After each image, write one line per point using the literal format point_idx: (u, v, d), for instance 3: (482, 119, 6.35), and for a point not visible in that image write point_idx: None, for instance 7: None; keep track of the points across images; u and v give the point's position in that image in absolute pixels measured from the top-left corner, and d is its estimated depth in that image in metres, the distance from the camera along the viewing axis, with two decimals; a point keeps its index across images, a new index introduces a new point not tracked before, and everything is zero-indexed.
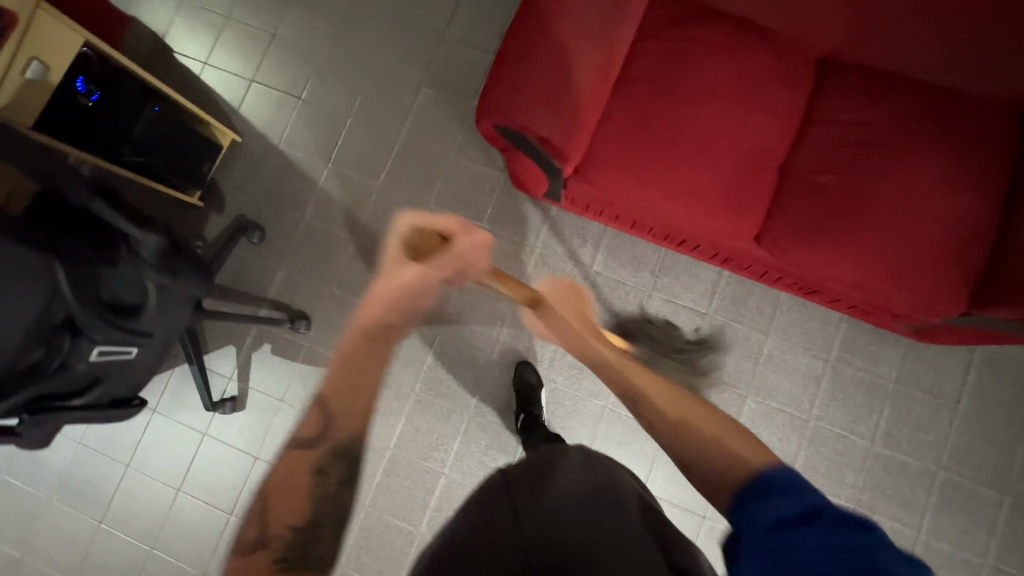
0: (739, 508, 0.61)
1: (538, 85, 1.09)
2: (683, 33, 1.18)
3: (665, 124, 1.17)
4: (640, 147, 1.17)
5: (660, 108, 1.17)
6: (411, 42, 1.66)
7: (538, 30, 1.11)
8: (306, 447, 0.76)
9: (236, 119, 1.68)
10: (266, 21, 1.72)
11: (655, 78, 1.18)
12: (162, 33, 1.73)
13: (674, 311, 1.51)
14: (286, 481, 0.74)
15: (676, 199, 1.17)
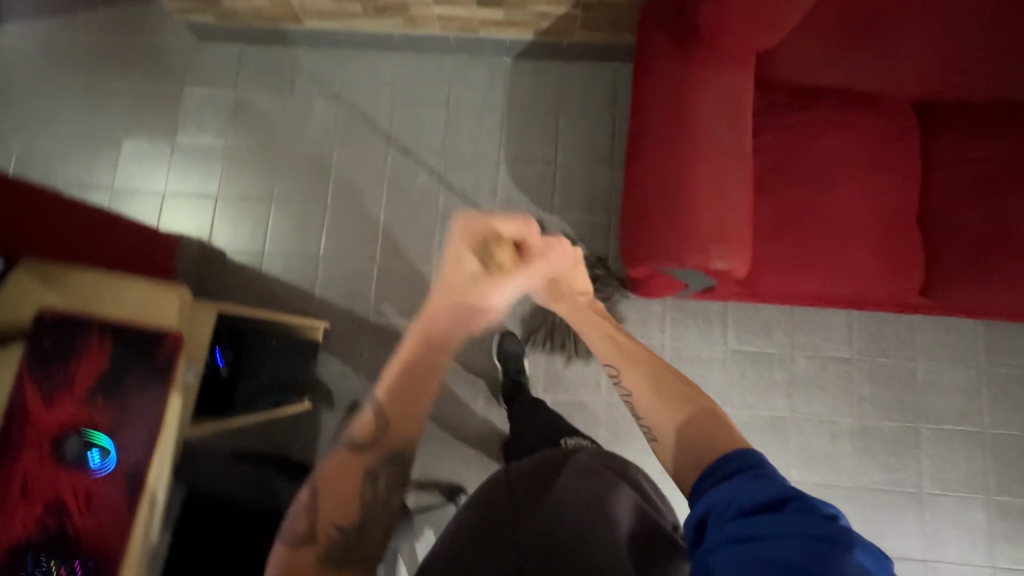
0: (712, 474, 0.68)
1: (709, 217, 1.02)
2: (791, 119, 1.18)
3: (800, 211, 1.17)
4: (789, 239, 1.16)
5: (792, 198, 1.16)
6: (470, 176, 1.64)
7: (681, 160, 1.04)
8: (360, 448, 0.79)
9: (315, 302, 1.60)
10: (312, 195, 1.66)
11: (776, 169, 1.17)
12: (208, 236, 1.64)
13: (820, 365, 1.50)
14: (339, 472, 0.79)
15: (832, 280, 1.17)
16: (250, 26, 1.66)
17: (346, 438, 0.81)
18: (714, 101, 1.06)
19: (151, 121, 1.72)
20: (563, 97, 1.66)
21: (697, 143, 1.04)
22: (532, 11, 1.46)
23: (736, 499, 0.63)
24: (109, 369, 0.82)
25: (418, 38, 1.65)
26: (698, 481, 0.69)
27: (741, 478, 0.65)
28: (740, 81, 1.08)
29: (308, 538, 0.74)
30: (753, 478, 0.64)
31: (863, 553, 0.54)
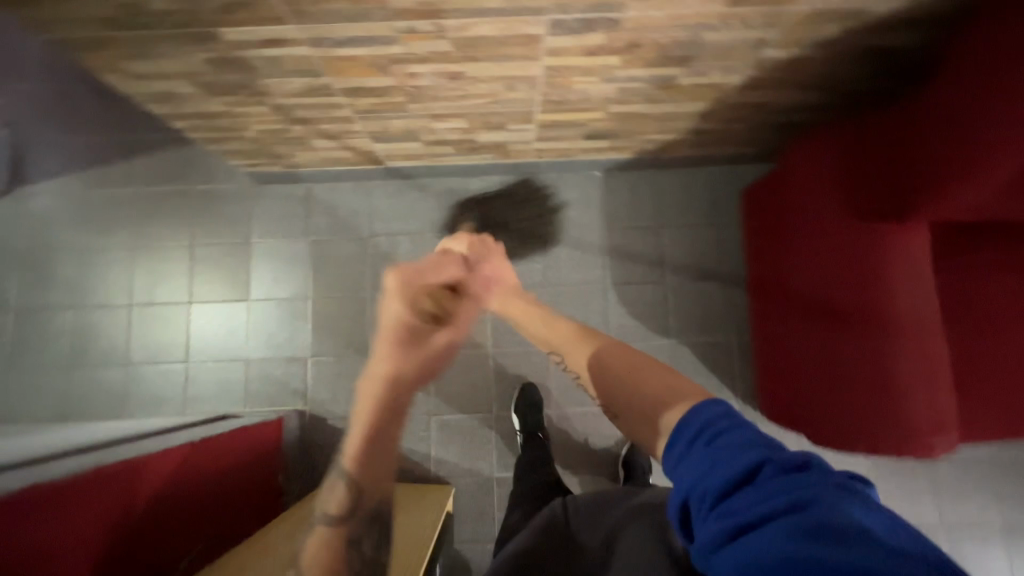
0: (676, 451, 0.61)
1: (924, 404, 1.00)
2: (977, 263, 1.12)
3: (1000, 360, 1.10)
4: (984, 391, 1.10)
5: (991, 347, 1.10)
6: (577, 305, 1.54)
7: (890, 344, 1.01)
8: (334, 521, 0.79)
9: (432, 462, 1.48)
10: None
11: (966, 318, 1.12)
12: (303, 402, 1.51)
13: (961, 468, 1.48)
14: (318, 553, 0.78)
15: None
16: (320, 169, 1.52)
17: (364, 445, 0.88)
18: (915, 273, 1.03)
19: (218, 279, 1.57)
20: (663, 210, 1.58)
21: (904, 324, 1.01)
22: (642, 139, 1.37)
23: (705, 478, 0.54)
24: None
25: (506, 165, 1.53)
26: (667, 468, 0.61)
27: (702, 441, 0.59)
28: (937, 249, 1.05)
29: None
30: (712, 440, 0.57)
31: (853, 507, 0.45)
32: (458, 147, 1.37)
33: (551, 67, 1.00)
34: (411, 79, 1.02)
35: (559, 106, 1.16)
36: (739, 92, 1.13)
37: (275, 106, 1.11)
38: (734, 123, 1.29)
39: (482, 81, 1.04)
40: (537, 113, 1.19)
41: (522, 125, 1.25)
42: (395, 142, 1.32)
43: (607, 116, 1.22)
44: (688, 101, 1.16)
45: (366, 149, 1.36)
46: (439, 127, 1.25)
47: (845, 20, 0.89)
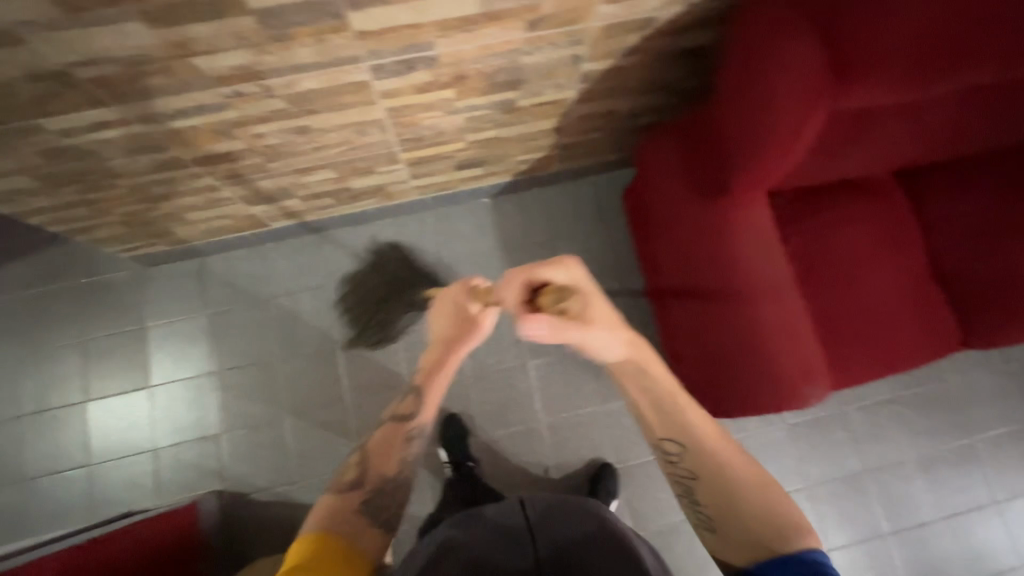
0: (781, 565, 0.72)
1: (787, 358, 1.07)
2: (810, 222, 1.23)
3: (845, 307, 1.20)
4: (839, 336, 1.19)
5: (836, 296, 1.20)
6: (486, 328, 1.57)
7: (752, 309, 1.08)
8: (350, 494, 0.91)
9: None
10: (323, 400, 1.51)
11: (813, 274, 1.21)
12: (223, 481, 1.45)
13: (871, 413, 1.56)
14: (320, 511, 0.87)
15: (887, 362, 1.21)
16: (207, 240, 1.51)
17: (390, 415, 1.06)
18: (760, 240, 1.09)
19: (115, 372, 1.51)
20: (555, 223, 1.64)
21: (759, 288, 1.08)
22: (513, 161, 1.44)
23: None
24: None
25: (394, 206, 1.57)
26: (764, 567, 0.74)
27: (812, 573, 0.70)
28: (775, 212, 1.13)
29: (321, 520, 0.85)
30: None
31: None
32: (338, 196, 1.40)
33: (392, 108, 1.05)
34: (260, 139, 1.05)
35: (418, 143, 1.21)
36: (582, 105, 1.22)
37: (131, 186, 1.11)
38: (590, 133, 1.38)
39: (332, 131, 1.08)
40: (400, 152, 1.24)
41: (391, 165, 1.30)
42: (271, 201, 1.33)
43: (469, 144, 1.28)
44: (539, 120, 1.24)
45: (246, 212, 1.37)
46: (310, 180, 1.28)
47: (641, 28, 0.99)
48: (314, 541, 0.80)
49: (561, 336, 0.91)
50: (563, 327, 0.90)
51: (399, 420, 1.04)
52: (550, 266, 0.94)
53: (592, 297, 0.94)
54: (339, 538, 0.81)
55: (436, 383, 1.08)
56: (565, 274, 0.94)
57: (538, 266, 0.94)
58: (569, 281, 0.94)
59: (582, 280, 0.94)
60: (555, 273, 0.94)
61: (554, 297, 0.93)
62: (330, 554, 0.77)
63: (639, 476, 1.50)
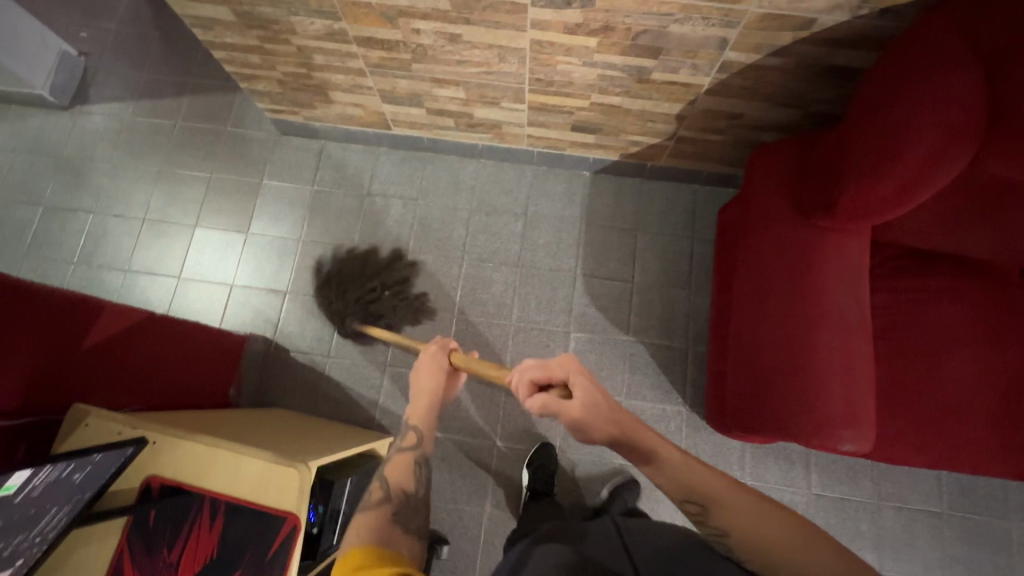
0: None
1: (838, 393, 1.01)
2: (908, 286, 1.17)
3: (919, 379, 1.12)
4: (902, 406, 1.11)
5: (914, 365, 1.12)
6: (543, 289, 1.61)
7: (810, 336, 1.04)
8: (382, 502, 0.85)
9: (380, 410, 1.54)
10: (380, 296, 1.63)
11: (892, 336, 1.14)
12: (274, 333, 1.60)
13: (910, 520, 1.42)
14: (372, 519, 0.81)
15: (954, 454, 1.09)
16: (337, 126, 1.68)
17: (390, 452, 0.96)
18: (845, 274, 1.07)
19: (225, 211, 1.72)
20: (644, 215, 1.65)
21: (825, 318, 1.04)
22: (626, 139, 1.48)
23: None
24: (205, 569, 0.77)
25: (501, 149, 1.66)
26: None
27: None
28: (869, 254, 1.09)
29: (382, 501, 0.86)
30: None
31: None
32: (458, 120, 1.51)
33: (536, 41, 1.13)
34: (417, 36, 1.17)
35: (546, 87, 1.29)
36: (711, 98, 1.24)
37: (300, 47, 1.28)
38: (711, 133, 1.38)
39: (478, 49, 1.18)
40: (527, 92, 1.32)
41: (514, 103, 1.38)
42: (402, 104, 1.47)
43: (591, 105, 1.34)
44: (664, 101, 1.27)
45: (377, 108, 1.52)
46: (441, 95, 1.39)
47: (798, 28, 1.00)
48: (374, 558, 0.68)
49: (548, 415, 0.82)
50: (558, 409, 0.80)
51: (406, 454, 0.95)
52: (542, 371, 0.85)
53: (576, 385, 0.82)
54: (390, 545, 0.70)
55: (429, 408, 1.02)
56: (591, 380, 0.82)
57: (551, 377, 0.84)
58: (557, 378, 0.84)
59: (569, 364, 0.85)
60: (546, 364, 0.85)
61: (559, 391, 0.83)
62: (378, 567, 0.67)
63: (639, 479, 1.47)
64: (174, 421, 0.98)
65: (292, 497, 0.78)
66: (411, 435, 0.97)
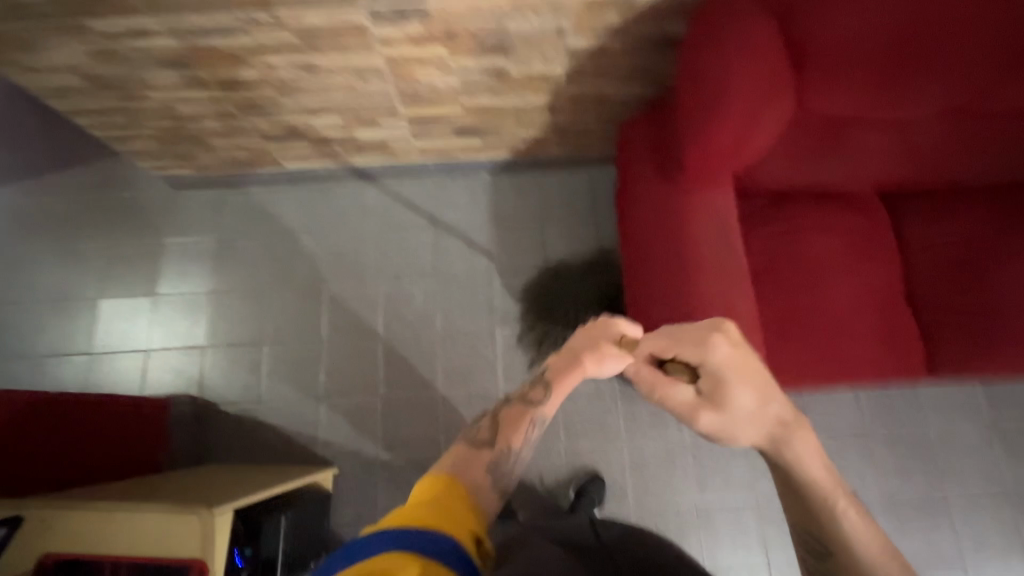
0: None
1: None
2: (776, 224, 1.25)
3: (799, 308, 1.20)
4: (789, 335, 1.19)
5: (792, 296, 1.20)
6: (463, 293, 1.64)
7: (691, 289, 1.11)
8: (477, 448, 0.82)
9: (321, 444, 1.52)
10: (303, 332, 1.62)
11: (770, 272, 1.22)
12: (200, 390, 1.56)
13: (837, 442, 1.51)
14: (463, 452, 0.80)
15: (838, 370, 1.18)
16: (230, 172, 1.67)
17: (512, 395, 0.93)
18: (711, 224, 1.14)
19: (129, 277, 1.67)
20: (547, 205, 1.71)
21: (702, 270, 1.11)
22: (510, 136, 1.53)
23: None
24: None
25: (398, 166, 1.68)
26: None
27: None
28: (730, 202, 1.17)
29: (488, 442, 0.83)
30: None
31: None
32: (345, 145, 1.53)
33: (390, 58, 1.17)
34: (273, 71, 1.19)
35: (416, 99, 1.32)
36: (571, 85, 1.30)
37: (163, 100, 1.27)
38: (584, 117, 1.45)
39: (338, 74, 1.21)
40: (400, 108, 1.35)
41: (392, 120, 1.42)
42: (284, 139, 1.48)
43: (464, 110, 1.38)
44: (530, 94, 1.33)
45: (261, 147, 1.52)
46: (319, 124, 1.41)
47: (621, 8, 1.07)
48: (433, 483, 0.71)
49: (661, 397, 0.84)
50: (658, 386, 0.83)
51: (524, 401, 0.90)
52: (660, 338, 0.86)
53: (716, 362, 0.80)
54: (452, 481, 0.72)
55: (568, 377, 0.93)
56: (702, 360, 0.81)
57: (582, 347, 0.94)
58: (722, 363, 0.80)
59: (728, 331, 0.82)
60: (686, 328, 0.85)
61: (678, 373, 0.83)
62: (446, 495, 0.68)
63: (585, 457, 1.51)
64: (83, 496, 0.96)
65: (196, 544, 0.78)
66: (543, 391, 0.91)
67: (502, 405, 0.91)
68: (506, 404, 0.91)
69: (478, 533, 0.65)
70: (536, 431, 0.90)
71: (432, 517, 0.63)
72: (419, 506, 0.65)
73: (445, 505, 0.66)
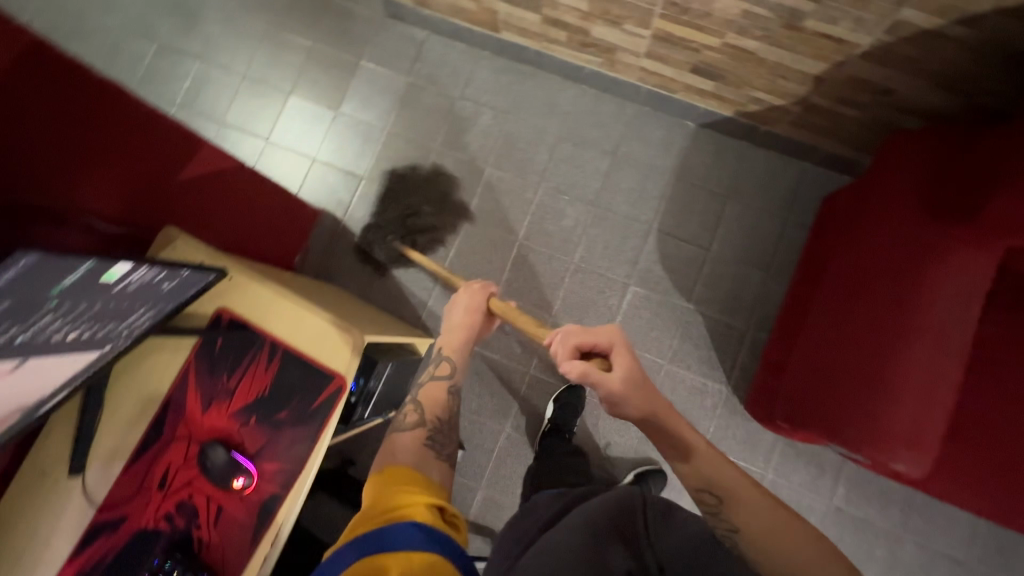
0: None
1: (911, 414, 0.93)
2: None
3: (1014, 428, 0.99)
4: (979, 448, 1.01)
5: (1013, 410, 1.00)
6: (613, 235, 1.55)
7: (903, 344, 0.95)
8: (412, 426, 0.87)
9: (426, 312, 1.58)
10: (451, 204, 1.62)
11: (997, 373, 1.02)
12: (344, 215, 1.64)
13: (929, 559, 1.36)
14: (399, 443, 0.84)
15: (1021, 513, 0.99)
16: (445, 19, 1.61)
17: (424, 379, 0.98)
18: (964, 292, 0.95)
19: (319, 85, 1.72)
20: (741, 183, 1.53)
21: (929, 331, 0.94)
22: (747, 94, 1.34)
23: None
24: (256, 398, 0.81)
25: (607, 79, 1.55)
26: None
27: None
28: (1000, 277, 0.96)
29: (418, 424, 0.88)
30: None
31: None
32: (572, 35, 1.41)
33: None
34: None
35: (680, 14, 1.16)
36: (867, 63, 1.09)
37: None
38: (845, 107, 1.23)
39: None
40: (655, 17, 1.20)
41: (638, 27, 1.27)
42: (518, 5, 1.38)
43: (722, 45, 1.21)
44: (808, 56, 1.13)
45: (490, 4, 1.43)
46: (561, 2, 1.29)
47: None
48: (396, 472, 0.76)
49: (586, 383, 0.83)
50: (600, 377, 0.82)
51: (441, 379, 0.98)
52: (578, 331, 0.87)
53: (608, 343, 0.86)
54: (404, 467, 0.77)
55: (462, 344, 1.04)
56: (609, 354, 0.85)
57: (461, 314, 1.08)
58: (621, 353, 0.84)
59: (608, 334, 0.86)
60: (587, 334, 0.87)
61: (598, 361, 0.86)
62: (407, 481, 0.75)
63: None
64: (248, 265, 1.04)
65: (342, 361, 0.81)
66: (446, 365, 0.98)
67: (421, 383, 0.98)
68: (421, 386, 0.97)
69: (439, 503, 0.72)
70: (458, 401, 0.96)
71: (401, 511, 0.68)
72: (378, 502, 0.70)
73: (412, 492, 0.72)
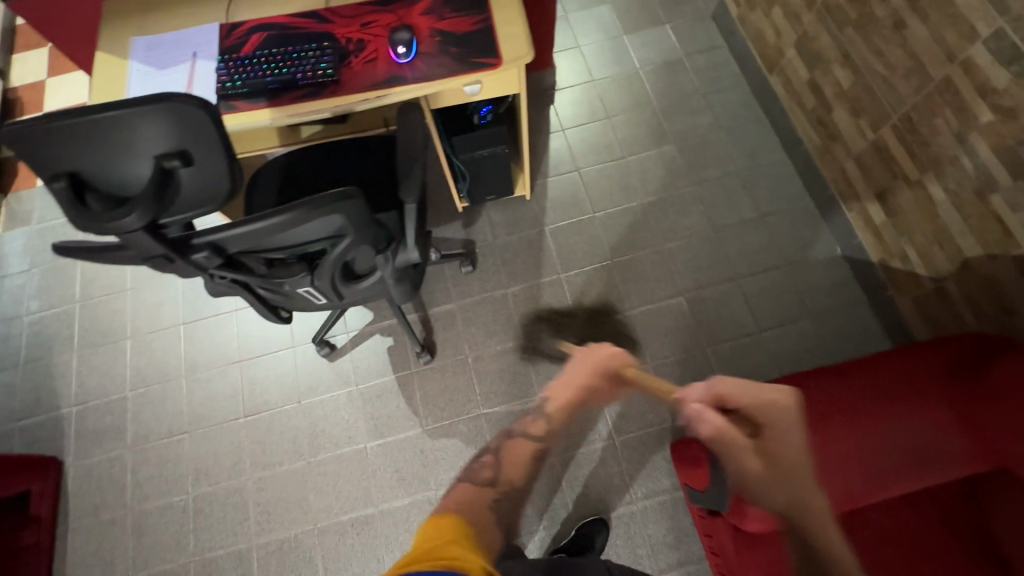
0: None
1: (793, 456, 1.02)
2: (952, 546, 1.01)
3: None
4: None
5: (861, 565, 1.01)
6: (707, 258, 1.68)
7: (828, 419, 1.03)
8: (487, 487, 0.77)
9: (541, 182, 1.82)
10: (626, 143, 1.86)
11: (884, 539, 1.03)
12: (557, 88, 1.94)
13: None
14: (463, 497, 0.74)
15: None
16: (742, 43, 1.88)
17: (517, 431, 0.86)
18: (918, 427, 1.01)
19: (627, 11, 2.04)
20: (833, 315, 1.56)
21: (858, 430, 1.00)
22: (900, 246, 1.42)
23: None
24: (449, 32, 1.11)
25: (809, 165, 1.69)
26: None
27: None
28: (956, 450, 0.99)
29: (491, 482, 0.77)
30: None
31: None
32: (817, 107, 1.60)
33: (948, 78, 1.16)
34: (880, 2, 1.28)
35: (907, 133, 1.31)
36: (1015, 270, 1.13)
37: None
38: (965, 309, 1.27)
39: (904, 52, 1.25)
40: (888, 125, 1.35)
41: (868, 128, 1.42)
42: (803, 57, 1.60)
43: (917, 183, 1.32)
44: (975, 233, 1.20)
45: (786, 44, 1.67)
46: (833, 72, 1.50)
47: None
48: (446, 521, 0.69)
49: (717, 438, 0.85)
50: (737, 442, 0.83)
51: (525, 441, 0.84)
52: (731, 384, 0.87)
53: (774, 422, 0.88)
54: (461, 519, 0.70)
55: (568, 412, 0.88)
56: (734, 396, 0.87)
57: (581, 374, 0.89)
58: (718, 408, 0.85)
59: (773, 410, 0.88)
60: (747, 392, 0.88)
61: (739, 421, 0.87)
62: (451, 532, 0.67)
63: None
64: None
65: (510, 56, 1.08)
66: (543, 425, 0.86)
67: (511, 436, 0.85)
68: (508, 437, 0.85)
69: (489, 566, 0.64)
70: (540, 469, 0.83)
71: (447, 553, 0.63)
72: (429, 550, 0.64)
73: (462, 544, 0.65)
